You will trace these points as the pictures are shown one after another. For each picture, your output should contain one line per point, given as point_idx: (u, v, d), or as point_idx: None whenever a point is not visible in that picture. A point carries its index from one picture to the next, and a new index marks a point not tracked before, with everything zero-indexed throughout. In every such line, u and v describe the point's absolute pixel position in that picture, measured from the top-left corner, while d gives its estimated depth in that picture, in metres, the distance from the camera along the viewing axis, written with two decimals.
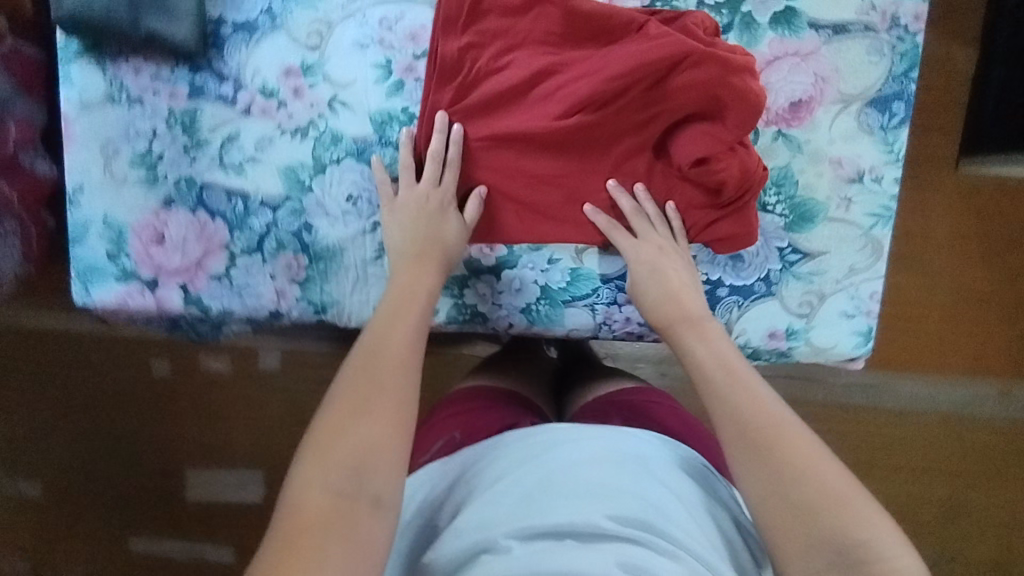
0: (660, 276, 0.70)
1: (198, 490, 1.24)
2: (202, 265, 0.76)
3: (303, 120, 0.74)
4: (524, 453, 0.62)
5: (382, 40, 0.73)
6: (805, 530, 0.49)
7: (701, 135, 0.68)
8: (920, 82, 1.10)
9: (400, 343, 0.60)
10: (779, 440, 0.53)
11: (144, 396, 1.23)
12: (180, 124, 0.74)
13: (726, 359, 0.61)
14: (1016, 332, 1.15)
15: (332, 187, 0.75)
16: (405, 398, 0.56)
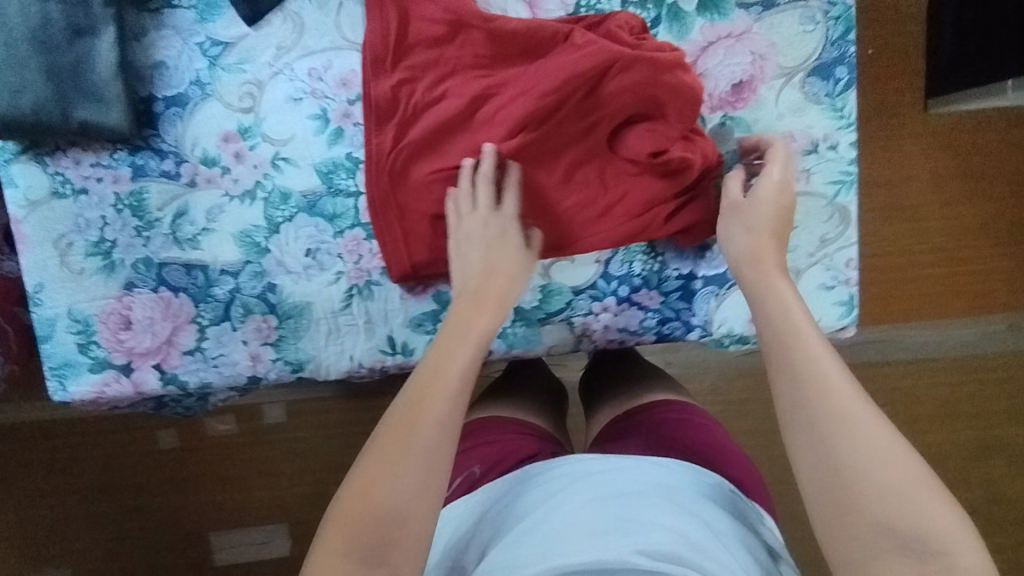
0: (746, 223, 0.63)
1: (225, 551, 1.24)
2: (173, 342, 0.76)
3: (249, 182, 0.73)
4: (551, 490, 0.60)
5: (315, 91, 0.72)
6: (859, 521, 0.44)
7: (647, 132, 0.68)
8: (872, 34, 1.10)
9: (449, 387, 0.53)
10: (837, 412, 0.47)
11: (157, 469, 1.23)
12: (128, 207, 0.74)
13: (790, 314, 0.54)
14: (996, 266, 1.17)
15: (290, 245, 0.74)
16: (442, 459, 0.50)
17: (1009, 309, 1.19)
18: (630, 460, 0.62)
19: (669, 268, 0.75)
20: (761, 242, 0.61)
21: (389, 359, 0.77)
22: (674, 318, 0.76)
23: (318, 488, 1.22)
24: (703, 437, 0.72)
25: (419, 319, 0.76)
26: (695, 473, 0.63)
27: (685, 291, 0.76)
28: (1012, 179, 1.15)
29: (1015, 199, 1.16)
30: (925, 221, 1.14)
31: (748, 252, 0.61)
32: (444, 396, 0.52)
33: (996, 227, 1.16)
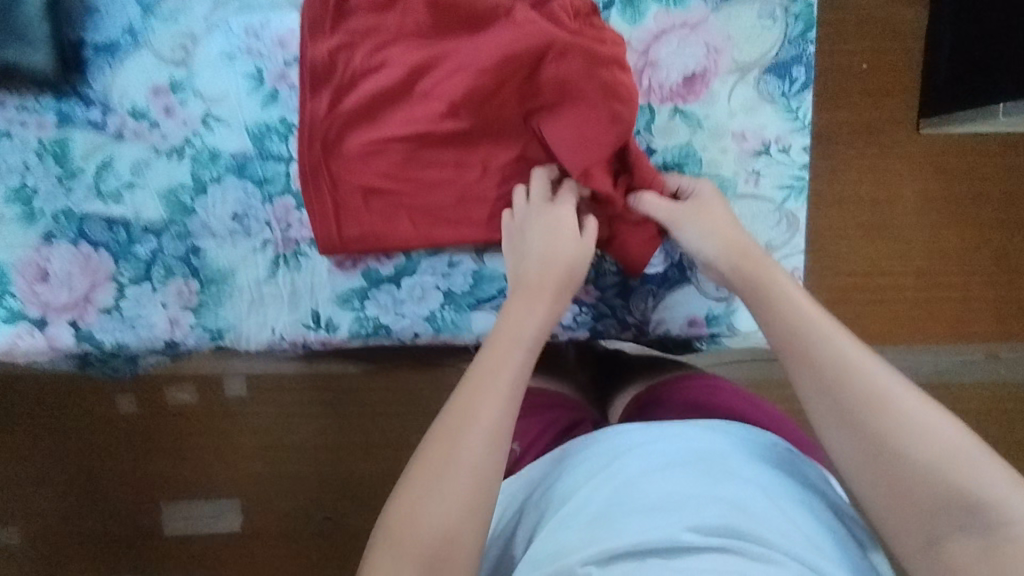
0: (701, 221, 0.64)
1: (177, 524, 1.17)
2: (90, 299, 0.73)
3: (178, 139, 0.71)
4: (592, 466, 0.56)
5: (250, 50, 0.71)
6: (913, 502, 0.45)
7: (578, 140, 0.64)
8: (867, 46, 1.07)
9: (494, 401, 0.53)
10: (870, 398, 0.49)
11: (103, 435, 1.16)
12: (51, 154, 0.72)
13: (801, 308, 0.56)
14: (987, 294, 1.12)
15: (216, 207, 0.72)
16: (486, 473, 0.50)
17: (991, 339, 1.14)
18: (667, 428, 0.58)
19: (608, 262, 0.73)
20: (729, 234, 0.63)
21: (312, 334, 0.74)
22: (608, 315, 0.73)
23: (272, 467, 1.16)
24: (746, 404, 0.68)
25: (346, 295, 0.74)
26: (744, 431, 0.59)
27: (623, 288, 0.73)
28: (999, 204, 1.11)
29: (1001, 224, 1.11)
30: (909, 243, 1.10)
31: (739, 248, 0.62)
32: (489, 412, 0.52)
33: (980, 253, 1.11)
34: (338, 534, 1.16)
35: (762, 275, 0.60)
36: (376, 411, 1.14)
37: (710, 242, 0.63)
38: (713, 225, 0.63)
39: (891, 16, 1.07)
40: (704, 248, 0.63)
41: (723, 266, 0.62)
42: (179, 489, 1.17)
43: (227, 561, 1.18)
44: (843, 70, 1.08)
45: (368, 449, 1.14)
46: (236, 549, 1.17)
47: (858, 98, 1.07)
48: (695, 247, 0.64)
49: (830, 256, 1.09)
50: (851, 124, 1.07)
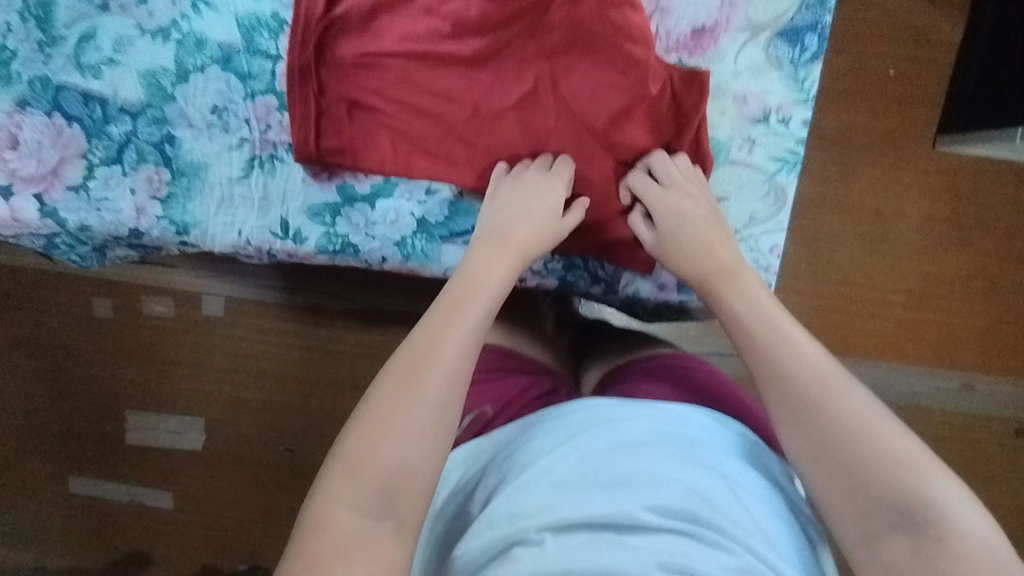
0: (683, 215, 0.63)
1: (138, 433, 1.17)
2: (59, 174, 0.71)
3: (165, 20, 0.68)
4: (562, 432, 0.53)
5: None
6: (864, 504, 0.43)
7: (601, 86, 0.65)
8: (903, 50, 1.04)
9: (458, 338, 0.51)
10: (839, 413, 0.46)
11: (74, 335, 1.15)
12: (35, 19, 0.69)
13: (769, 315, 0.53)
14: (980, 322, 1.11)
15: (196, 97, 0.70)
16: (446, 410, 0.48)
17: (970, 369, 1.12)
18: (640, 405, 0.55)
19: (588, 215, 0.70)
20: (704, 233, 0.62)
21: (279, 243, 0.72)
22: (580, 265, 0.71)
23: (239, 392, 1.14)
24: (721, 388, 0.65)
25: (319, 209, 0.71)
26: (712, 424, 0.55)
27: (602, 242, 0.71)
28: (1002, 234, 1.08)
29: (1004, 253, 1.09)
30: (909, 257, 1.09)
31: (700, 247, 0.61)
32: (452, 348, 0.50)
33: (974, 280, 1.09)
34: (296, 467, 1.15)
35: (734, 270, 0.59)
36: (349, 352, 1.12)
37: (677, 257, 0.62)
38: (685, 234, 0.62)
39: (930, 21, 1.03)
40: (675, 261, 0.62)
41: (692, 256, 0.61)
42: (144, 400, 1.16)
43: (182, 478, 1.17)
44: (867, 72, 1.05)
45: (335, 388, 1.13)
46: (193, 467, 1.17)
47: (881, 103, 1.06)
48: (667, 259, 0.63)
49: (821, 261, 1.09)
50: (866, 134, 1.06)
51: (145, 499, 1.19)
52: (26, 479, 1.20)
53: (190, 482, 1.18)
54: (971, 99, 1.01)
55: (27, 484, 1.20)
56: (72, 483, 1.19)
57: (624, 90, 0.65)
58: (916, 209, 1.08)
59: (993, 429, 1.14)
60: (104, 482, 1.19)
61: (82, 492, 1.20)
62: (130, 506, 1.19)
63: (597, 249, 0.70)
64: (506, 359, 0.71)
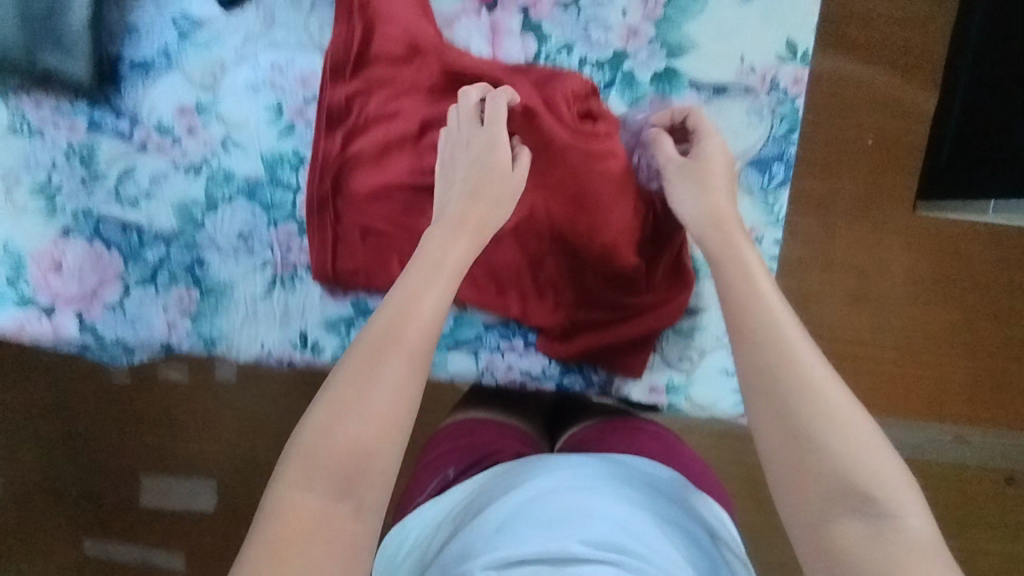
0: (699, 181, 0.64)
1: (152, 496, 1.22)
2: (97, 295, 0.78)
3: (197, 157, 0.75)
4: (512, 481, 0.62)
5: (272, 83, 0.73)
6: (814, 489, 0.48)
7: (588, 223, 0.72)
8: (882, 126, 1.08)
9: (412, 329, 0.54)
10: (815, 401, 0.50)
11: (93, 401, 1.21)
12: (78, 157, 0.76)
13: (758, 290, 0.56)
14: (962, 377, 1.16)
15: (225, 225, 0.77)
16: (401, 397, 0.52)
17: (952, 421, 1.17)
18: (576, 457, 0.63)
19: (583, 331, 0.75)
20: (712, 199, 0.63)
21: (299, 354, 0.79)
22: (575, 371, 0.77)
23: (249, 455, 1.19)
24: (661, 447, 0.72)
25: (334, 321, 0.78)
26: (640, 465, 0.64)
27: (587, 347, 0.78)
28: (982, 292, 1.13)
29: (984, 313, 1.13)
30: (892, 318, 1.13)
31: (711, 212, 0.62)
32: (409, 341, 0.53)
33: (957, 336, 1.14)
34: None
35: (730, 243, 0.60)
36: None
37: (688, 205, 0.64)
38: (702, 187, 0.64)
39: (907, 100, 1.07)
40: (688, 207, 0.64)
41: (704, 222, 0.62)
42: (159, 463, 1.21)
43: (194, 540, 1.21)
44: (846, 142, 1.09)
45: None
46: (202, 529, 1.21)
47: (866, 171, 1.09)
48: (677, 202, 0.65)
49: (812, 323, 1.14)
50: (851, 202, 1.10)
51: (157, 560, 1.22)
52: (40, 544, 1.23)
53: (203, 544, 1.21)
54: (947, 164, 1.05)
55: (42, 550, 1.23)
56: (85, 546, 1.23)
57: (615, 219, 0.72)
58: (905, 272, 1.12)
59: (984, 477, 1.19)
60: (118, 544, 1.23)
61: (97, 553, 1.23)
62: (147, 568, 1.23)
63: (591, 357, 0.76)
64: (469, 423, 0.80)
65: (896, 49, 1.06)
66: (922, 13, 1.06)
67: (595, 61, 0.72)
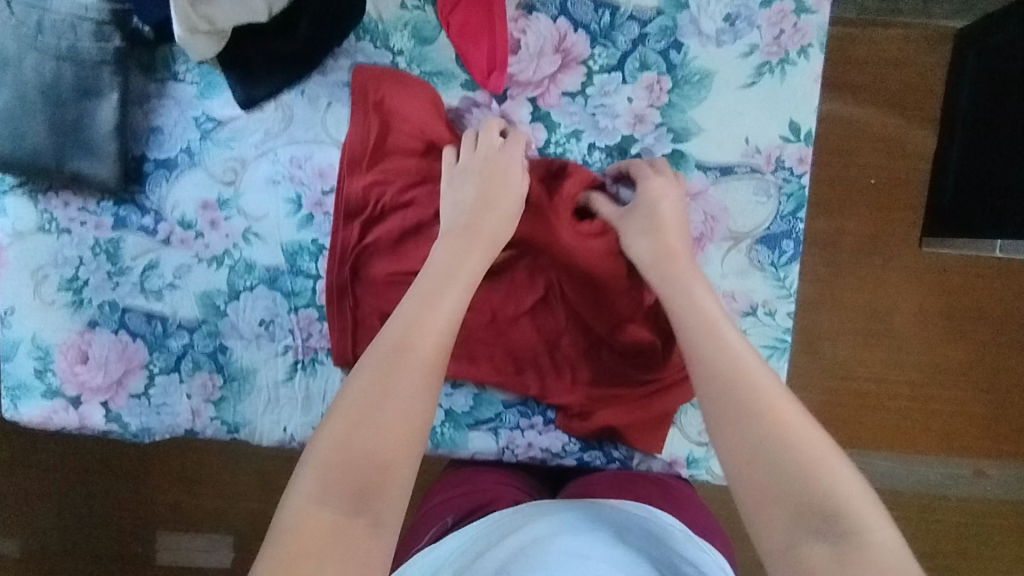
0: (647, 225, 0.68)
1: (167, 555, 1.14)
2: (122, 384, 0.80)
3: (219, 249, 0.78)
4: (507, 527, 0.64)
5: (292, 177, 0.76)
6: (776, 506, 0.47)
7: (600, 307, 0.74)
8: (885, 164, 1.07)
9: (426, 341, 0.56)
10: (764, 412, 0.50)
11: (101, 454, 1.13)
12: (104, 253, 0.78)
13: (708, 315, 0.59)
14: (988, 414, 1.12)
15: (246, 313, 0.78)
16: (417, 408, 0.52)
17: (979, 458, 1.13)
18: (567, 504, 0.66)
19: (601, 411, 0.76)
20: (663, 239, 0.67)
21: None
22: (595, 446, 0.78)
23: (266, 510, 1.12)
24: (660, 492, 0.73)
25: None
26: (635, 510, 0.67)
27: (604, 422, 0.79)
28: (1005, 327, 1.10)
29: (1004, 348, 1.11)
30: (909, 355, 1.11)
31: (663, 251, 0.65)
32: (421, 346, 0.55)
33: (980, 373, 1.11)
34: None
35: (685, 277, 0.63)
36: None
37: (640, 245, 0.68)
38: (654, 226, 0.67)
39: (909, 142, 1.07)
40: (640, 246, 0.67)
41: (651, 263, 0.66)
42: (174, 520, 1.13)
43: None
44: (850, 182, 1.08)
45: None
46: None
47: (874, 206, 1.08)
48: (629, 245, 0.69)
49: (823, 361, 1.11)
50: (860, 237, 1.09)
51: None
52: None
53: None
54: (954, 202, 1.03)
55: None
56: None
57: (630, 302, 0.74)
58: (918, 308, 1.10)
59: (1009, 512, 1.15)
60: None
61: None
62: None
63: (610, 434, 0.77)
64: (467, 471, 0.78)
65: (894, 90, 1.06)
66: (917, 55, 1.06)
67: (604, 146, 0.74)
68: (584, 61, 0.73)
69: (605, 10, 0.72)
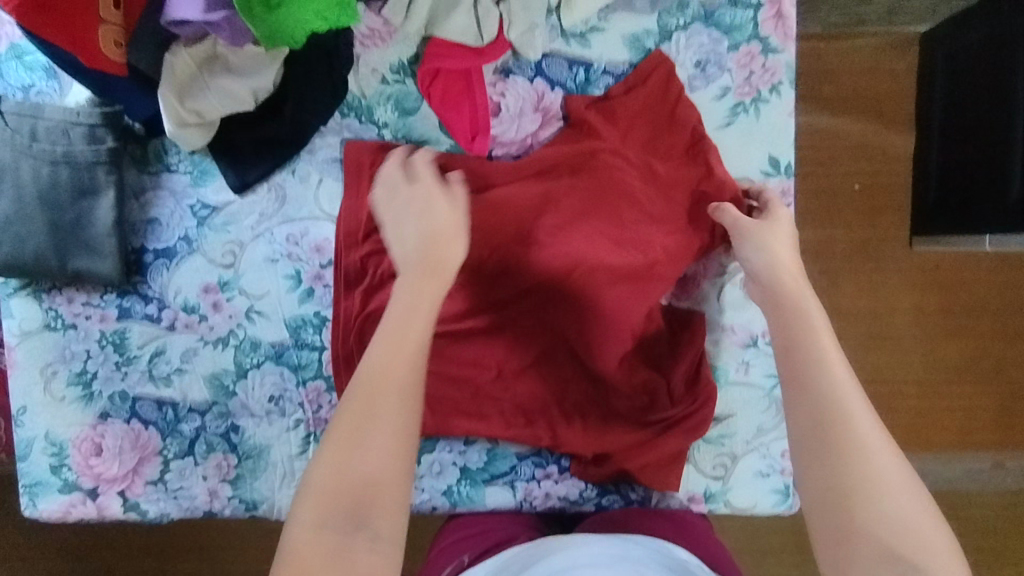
0: (760, 244, 0.66)
1: None
2: (138, 472, 0.80)
3: (223, 330, 0.79)
4: (525, 560, 0.65)
5: (290, 254, 0.78)
6: (861, 554, 0.48)
7: (609, 345, 0.74)
8: (865, 170, 1.09)
9: (401, 361, 0.54)
10: (855, 443, 0.50)
11: (119, 534, 1.11)
12: (111, 344, 0.79)
13: (812, 328, 0.57)
14: (1001, 405, 1.12)
15: (255, 390, 0.79)
16: (403, 429, 0.52)
17: (995, 450, 1.13)
18: (586, 537, 0.66)
19: (614, 457, 0.76)
20: (778, 258, 0.64)
21: None
22: (612, 490, 0.78)
23: None
24: (676, 529, 0.73)
25: None
26: (657, 546, 0.66)
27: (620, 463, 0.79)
28: (1010, 318, 1.10)
29: (1009, 339, 1.11)
30: (915, 353, 1.11)
31: (771, 268, 0.63)
32: (402, 373, 0.53)
33: (989, 365, 1.11)
34: None
35: (790, 290, 0.61)
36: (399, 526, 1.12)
37: (751, 255, 0.66)
38: (761, 238, 0.66)
39: (884, 144, 1.08)
40: (753, 258, 0.65)
41: (760, 278, 0.64)
42: None
43: None
44: (834, 190, 1.09)
45: None
46: None
47: (864, 211, 1.09)
48: (741, 258, 0.67)
49: None
50: (848, 244, 1.10)
51: None
52: None
53: None
54: (937, 203, 1.04)
55: None
56: None
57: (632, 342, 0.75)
58: (917, 304, 1.11)
59: None
60: None
61: None
62: None
63: (626, 477, 0.77)
64: (481, 514, 0.78)
65: (868, 99, 1.07)
66: (886, 64, 1.07)
67: None
68: (563, 117, 0.75)
69: (579, 67, 0.74)
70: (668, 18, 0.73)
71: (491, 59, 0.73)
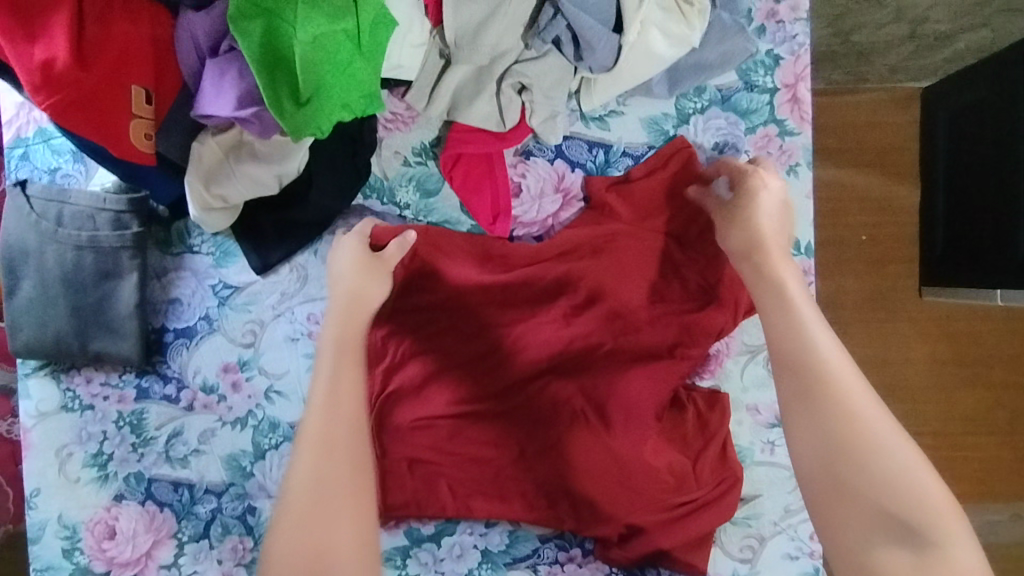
0: (737, 222, 0.68)
1: None
2: (150, 555, 0.78)
3: (242, 411, 0.78)
4: None
5: (311, 333, 0.78)
6: (855, 510, 0.53)
7: (633, 427, 0.73)
8: (870, 224, 1.06)
9: (343, 424, 0.60)
10: (843, 407, 0.55)
11: None
12: (128, 425, 0.79)
13: (794, 308, 0.61)
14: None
15: (273, 471, 0.78)
16: (354, 488, 0.58)
17: None
18: None
19: (640, 539, 0.74)
20: (762, 235, 0.66)
21: None
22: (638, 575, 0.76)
23: None
24: None
25: (389, 553, 0.76)
26: None
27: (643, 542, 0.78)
28: None
29: None
30: (937, 406, 1.07)
31: (754, 246, 0.66)
32: (344, 430, 0.60)
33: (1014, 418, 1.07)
34: None
35: (772, 271, 0.64)
36: None
37: (732, 233, 0.68)
38: (742, 213, 0.67)
39: (888, 199, 1.04)
40: (730, 236, 0.68)
41: (740, 256, 0.67)
42: None
43: None
44: (842, 241, 1.06)
45: None
46: None
47: (871, 263, 1.06)
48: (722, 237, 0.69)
49: None
50: (857, 296, 1.07)
51: None
52: None
53: None
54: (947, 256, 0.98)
55: None
56: None
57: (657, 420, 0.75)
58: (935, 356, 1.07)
59: None
60: None
61: None
62: None
63: (651, 559, 0.75)
64: None
65: (871, 152, 1.04)
66: (891, 118, 1.04)
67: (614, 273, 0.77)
68: (583, 199, 0.76)
69: (598, 149, 0.76)
70: (686, 101, 0.75)
71: (512, 143, 0.74)
